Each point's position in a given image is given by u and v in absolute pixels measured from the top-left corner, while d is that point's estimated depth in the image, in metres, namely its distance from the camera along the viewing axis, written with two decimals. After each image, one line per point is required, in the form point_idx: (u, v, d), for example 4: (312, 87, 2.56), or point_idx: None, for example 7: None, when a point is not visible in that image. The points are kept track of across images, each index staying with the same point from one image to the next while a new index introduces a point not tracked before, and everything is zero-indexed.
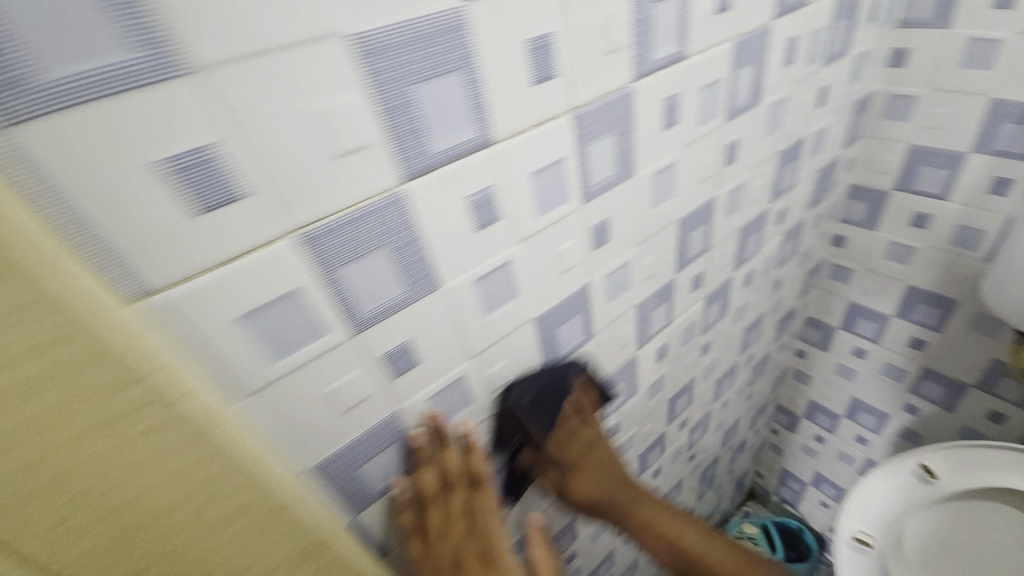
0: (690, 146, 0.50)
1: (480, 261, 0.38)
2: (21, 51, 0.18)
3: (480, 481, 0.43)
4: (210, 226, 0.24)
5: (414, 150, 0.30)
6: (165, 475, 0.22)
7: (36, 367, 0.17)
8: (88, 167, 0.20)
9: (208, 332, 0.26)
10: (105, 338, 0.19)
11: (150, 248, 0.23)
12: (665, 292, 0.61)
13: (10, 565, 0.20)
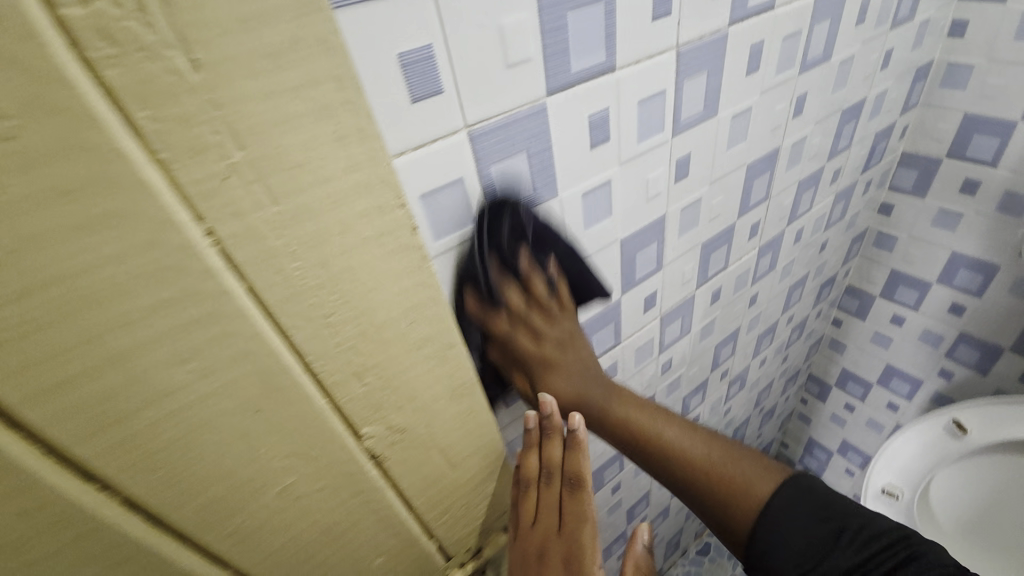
0: (766, 93, 0.55)
1: (588, 176, 0.44)
2: None
3: (577, 480, 0.45)
4: (421, 110, 0.31)
5: (559, 68, 0.36)
6: (389, 294, 0.28)
7: (346, 182, 0.24)
8: (368, 48, 0.28)
9: (416, 196, 0.34)
10: (382, 167, 0.25)
11: (396, 117, 0.30)
12: (725, 235, 0.67)
13: (290, 343, 0.26)
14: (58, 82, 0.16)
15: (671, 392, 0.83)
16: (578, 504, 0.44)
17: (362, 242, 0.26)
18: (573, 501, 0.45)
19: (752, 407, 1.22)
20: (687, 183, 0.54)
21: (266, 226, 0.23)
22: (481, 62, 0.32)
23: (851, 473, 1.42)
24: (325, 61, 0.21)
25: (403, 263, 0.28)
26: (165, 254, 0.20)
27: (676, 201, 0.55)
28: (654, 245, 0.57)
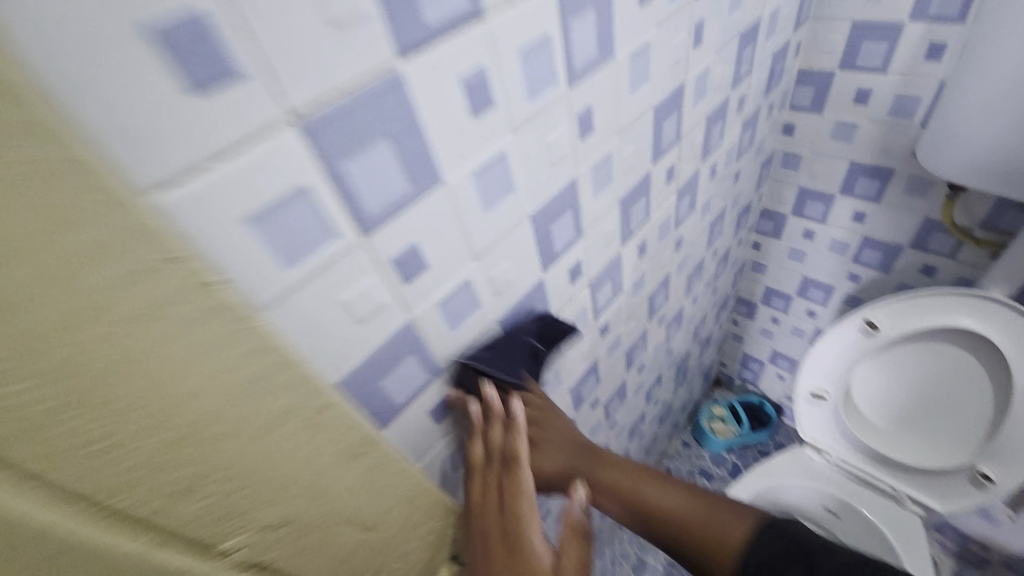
0: (662, 24, 0.49)
1: (477, 151, 0.37)
2: None
3: (513, 453, 0.46)
4: (203, 107, 0.22)
5: (407, 21, 0.28)
6: (201, 375, 0.22)
7: (57, 252, 0.17)
8: (73, 32, 0.18)
9: (215, 236, 0.25)
10: (126, 221, 0.18)
11: (151, 136, 0.21)
12: (643, 185, 0.62)
13: (53, 491, 0.19)
14: None
15: (612, 351, 0.81)
16: (516, 478, 0.46)
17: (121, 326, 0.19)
18: (511, 478, 0.46)
19: (690, 341, 1.26)
20: (594, 138, 0.49)
21: None
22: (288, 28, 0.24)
23: (783, 378, 1.54)
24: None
25: (207, 332, 0.22)
26: None
27: (585, 161, 0.49)
28: (570, 213, 0.51)
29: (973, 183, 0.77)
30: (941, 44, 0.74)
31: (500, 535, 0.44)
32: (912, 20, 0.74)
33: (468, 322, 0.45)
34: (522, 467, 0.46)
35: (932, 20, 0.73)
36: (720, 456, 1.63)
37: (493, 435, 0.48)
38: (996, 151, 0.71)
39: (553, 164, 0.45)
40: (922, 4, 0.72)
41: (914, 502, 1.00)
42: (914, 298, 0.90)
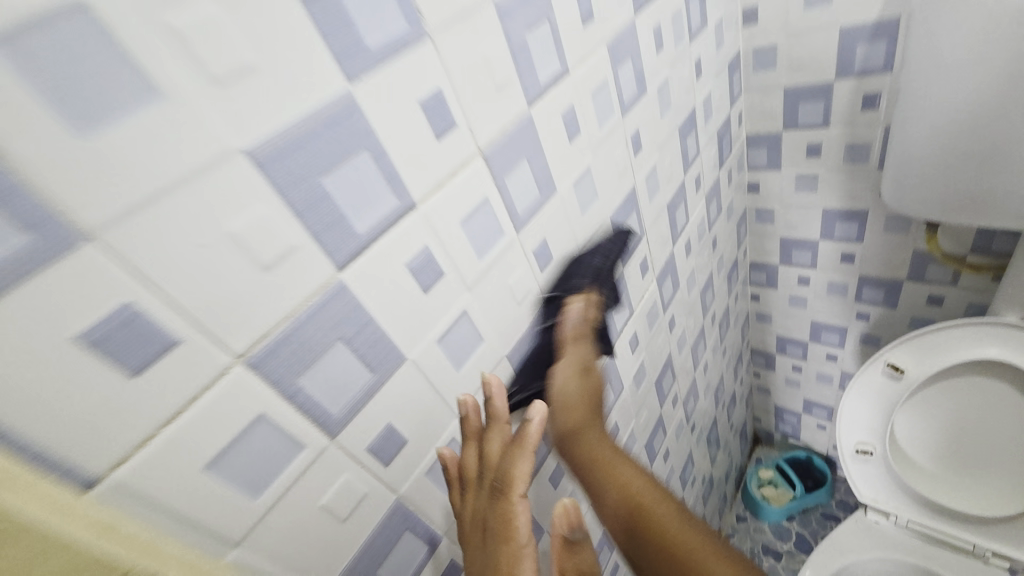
0: (599, 148, 0.52)
1: (436, 322, 0.37)
2: (63, 242, 0.20)
3: (506, 519, 0.36)
4: (162, 456, 0.25)
5: (339, 238, 0.30)
6: None
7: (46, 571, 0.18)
8: (146, 385, 0.23)
9: (173, 493, 0.25)
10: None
11: (86, 434, 0.22)
12: (618, 286, 0.62)
13: None
14: None
15: (629, 449, 0.77)
16: (502, 514, 0.37)
17: None
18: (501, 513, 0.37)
19: (714, 407, 1.20)
20: (555, 266, 0.50)
21: None
22: (215, 268, 0.25)
23: (824, 426, 1.45)
24: None
25: None
26: None
27: (553, 285, 0.50)
28: (550, 337, 0.51)
29: (920, 209, 0.78)
30: (875, 94, 0.76)
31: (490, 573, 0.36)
32: (840, 78, 0.77)
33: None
34: (513, 506, 0.37)
35: (858, 76, 0.76)
36: (781, 524, 1.49)
37: (483, 452, 0.39)
38: (961, 179, 0.70)
39: (515, 304, 0.45)
40: (846, 64, 0.75)
41: (997, 555, 0.90)
42: (929, 335, 0.87)
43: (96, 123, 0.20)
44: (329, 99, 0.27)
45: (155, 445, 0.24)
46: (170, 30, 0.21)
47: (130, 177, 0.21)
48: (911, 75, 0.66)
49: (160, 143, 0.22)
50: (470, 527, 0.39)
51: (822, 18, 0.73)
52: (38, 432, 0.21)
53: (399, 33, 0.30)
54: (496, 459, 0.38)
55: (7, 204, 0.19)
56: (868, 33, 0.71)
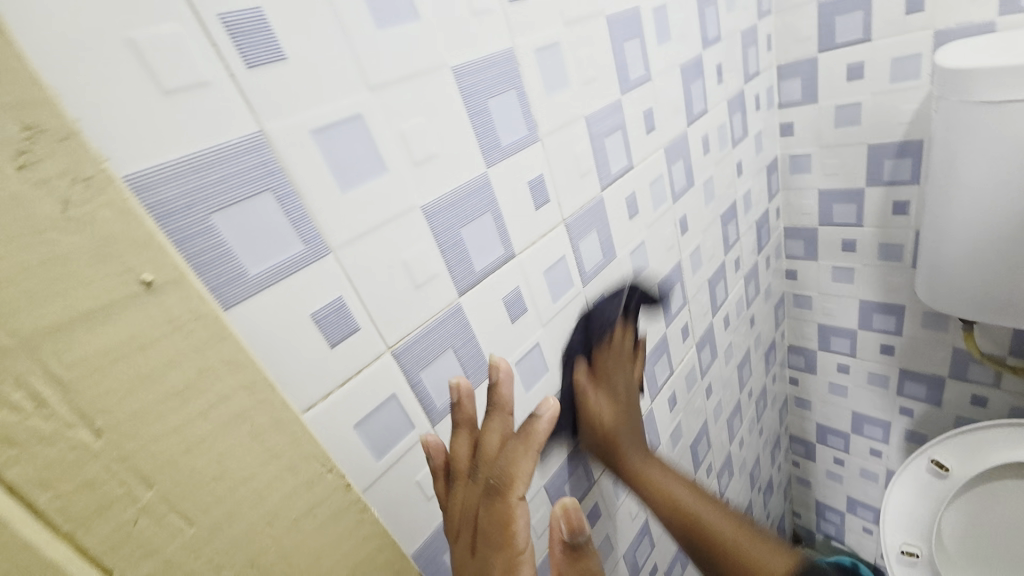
0: (652, 226, 0.63)
1: (516, 347, 0.47)
2: (320, 250, 0.32)
3: (501, 521, 0.32)
4: (335, 409, 0.34)
5: (463, 272, 0.41)
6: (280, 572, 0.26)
7: (288, 457, 0.26)
8: (337, 354, 0.34)
9: (334, 440, 0.35)
10: (256, 454, 0.25)
11: (299, 379, 0.32)
12: (661, 345, 0.70)
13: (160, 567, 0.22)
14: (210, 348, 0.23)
15: (662, 510, 0.80)
16: (499, 515, 0.32)
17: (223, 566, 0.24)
18: (495, 515, 0.33)
19: (749, 490, 1.18)
20: None
21: (188, 554, 0.23)
22: (390, 282, 0.36)
23: (871, 532, 1.37)
24: (244, 424, 0.24)
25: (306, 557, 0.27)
26: None
27: None
28: None
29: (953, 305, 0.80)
30: (905, 201, 0.85)
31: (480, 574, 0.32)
32: (871, 185, 0.87)
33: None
34: (511, 509, 0.32)
35: (888, 184, 0.85)
36: None
37: (479, 442, 0.35)
38: (995, 282, 0.73)
39: None
40: (875, 174, 0.85)
41: None
42: (973, 434, 0.89)
43: (353, 183, 0.32)
44: (473, 176, 0.40)
45: (332, 401, 0.34)
46: (398, 132, 0.34)
47: (361, 215, 0.33)
48: (937, 184, 0.72)
49: (379, 197, 0.34)
50: (457, 523, 0.34)
51: (852, 135, 0.84)
52: (278, 373, 0.31)
53: (521, 136, 0.43)
54: (493, 453, 0.34)
55: (301, 224, 0.30)
56: (894, 150, 0.81)
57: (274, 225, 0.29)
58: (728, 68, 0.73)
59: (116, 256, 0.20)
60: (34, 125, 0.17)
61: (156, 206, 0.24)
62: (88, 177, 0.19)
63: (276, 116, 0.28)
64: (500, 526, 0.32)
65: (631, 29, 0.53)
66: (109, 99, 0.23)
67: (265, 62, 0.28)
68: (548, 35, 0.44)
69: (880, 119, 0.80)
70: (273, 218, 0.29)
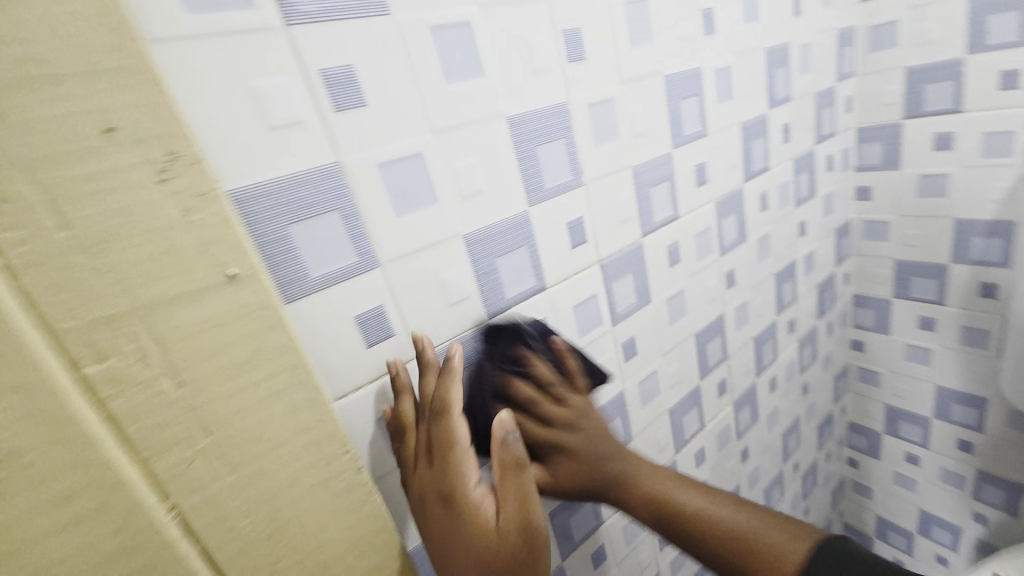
0: (694, 276, 0.63)
1: None
2: (370, 263, 0.37)
3: (442, 438, 0.35)
4: (364, 400, 0.39)
5: (494, 297, 0.45)
6: (293, 530, 0.31)
7: (313, 433, 0.31)
8: (372, 353, 0.39)
9: (359, 428, 0.39)
10: (288, 426, 0.30)
11: (337, 371, 0.37)
12: (692, 396, 0.69)
13: (199, 501, 0.27)
14: (264, 332, 0.28)
15: (677, 569, 0.76)
16: (441, 432, 0.35)
17: (247, 512, 0.29)
18: (437, 435, 0.35)
19: None
20: (637, 360, 0.60)
21: (224, 493, 0.28)
22: (426, 298, 0.40)
23: None
24: (281, 398, 0.29)
25: (312, 524, 0.32)
26: (135, 531, 0.25)
27: (631, 376, 0.60)
28: (620, 420, 0.60)
29: None
30: (994, 284, 0.77)
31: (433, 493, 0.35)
32: (955, 262, 0.80)
33: None
34: (451, 422, 0.35)
35: (976, 263, 0.78)
36: None
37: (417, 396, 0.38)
38: None
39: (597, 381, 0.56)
40: (961, 250, 0.78)
41: None
42: None
43: (407, 210, 0.38)
44: (514, 213, 0.44)
45: (361, 393, 0.39)
46: (451, 170, 0.40)
47: (409, 237, 0.38)
48: None
49: (427, 224, 0.39)
50: (409, 466, 0.37)
51: (936, 207, 0.78)
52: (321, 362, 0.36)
53: (565, 181, 0.47)
54: (429, 393, 0.37)
55: (357, 240, 0.36)
56: (985, 227, 0.75)
57: (337, 238, 0.35)
58: (796, 128, 0.73)
59: (217, 252, 0.26)
60: (175, 153, 0.24)
61: (249, 214, 0.31)
62: (204, 192, 0.25)
63: (350, 151, 0.34)
64: (439, 437, 0.35)
65: (690, 88, 0.56)
66: (228, 131, 0.30)
67: (350, 108, 0.34)
68: (603, 92, 0.48)
69: (970, 192, 0.74)
70: (337, 233, 0.35)
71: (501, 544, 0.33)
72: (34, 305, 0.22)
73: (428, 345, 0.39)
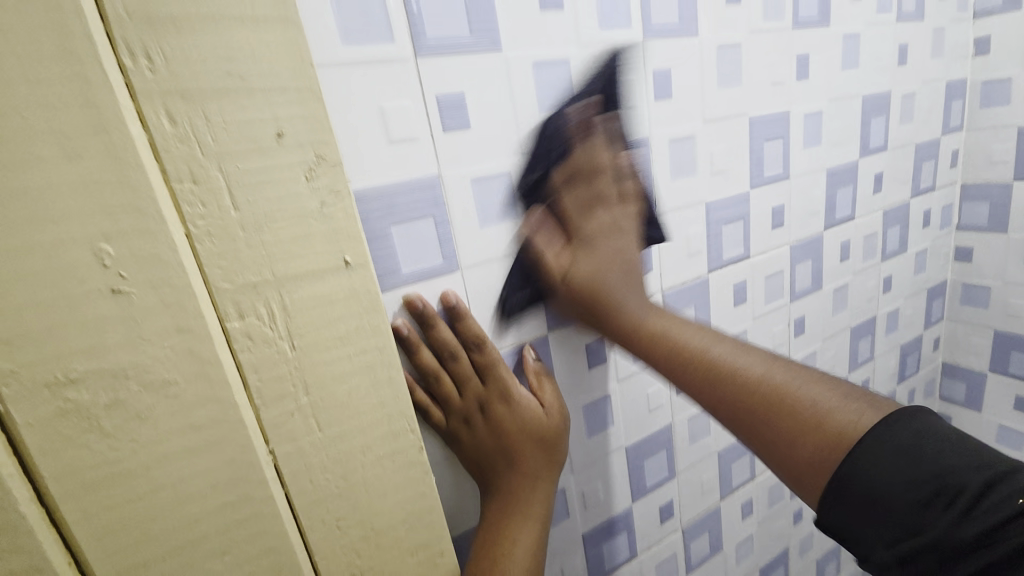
0: (760, 318, 0.62)
1: (589, 390, 0.51)
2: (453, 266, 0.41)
3: (486, 368, 0.42)
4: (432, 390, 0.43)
5: (558, 311, 0.47)
6: (360, 492, 0.35)
7: (389, 408, 0.35)
8: None
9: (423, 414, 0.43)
10: (371, 399, 0.34)
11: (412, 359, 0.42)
12: (744, 442, 0.67)
13: (292, 450, 0.32)
14: (364, 314, 0.33)
15: None
16: (486, 363, 0.42)
17: (326, 469, 0.33)
18: (480, 368, 0.42)
19: None
20: (690, 395, 0.60)
21: (312, 448, 0.33)
22: (495, 304, 0.44)
23: None
24: (368, 373, 0.34)
25: (376, 490, 0.35)
26: (240, 466, 0.30)
27: (683, 410, 0.60)
28: (665, 452, 0.60)
29: None
30: None
31: (492, 413, 0.43)
32: None
33: (561, 530, 0.53)
34: (488, 354, 0.42)
35: None
36: None
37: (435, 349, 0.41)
38: None
39: (647, 408, 0.56)
40: None
41: None
42: None
43: (490, 223, 0.42)
44: None
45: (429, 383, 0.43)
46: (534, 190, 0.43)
47: (488, 246, 0.42)
48: None
49: (506, 237, 0.43)
50: (452, 406, 0.42)
51: None
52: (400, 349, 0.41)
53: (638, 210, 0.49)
54: (449, 341, 0.41)
55: (445, 245, 0.40)
56: None
57: (428, 241, 0.40)
58: (889, 179, 0.70)
59: (339, 242, 0.31)
60: (321, 157, 0.29)
61: (363, 213, 0.36)
62: (338, 189, 0.30)
63: (451, 166, 0.39)
64: (485, 368, 0.42)
65: (775, 131, 0.56)
66: (357, 142, 0.35)
67: (455, 129, 0.38)
68: (686, 128, 0.49)
69: None
70: (429, 236, 0.40)
71: (553, 421, 0.44)
72: (204, 266, 0.28)
73: (424, 300, 0.40)
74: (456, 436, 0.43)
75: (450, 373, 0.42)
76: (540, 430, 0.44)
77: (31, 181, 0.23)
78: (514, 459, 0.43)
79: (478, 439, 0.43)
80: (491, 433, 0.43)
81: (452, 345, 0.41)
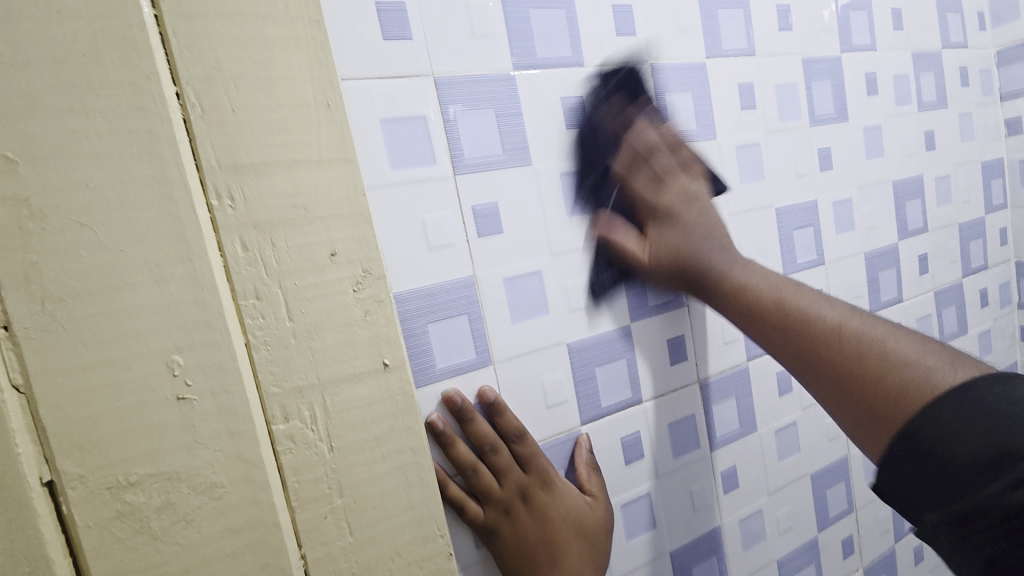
0: (808, 407, 0.59)
1: (626, 488, 0.49)
2: (485, 361, 0.42)
3: (527, 460, 0.42)
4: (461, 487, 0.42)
5: (590, 404, 0.47)
6: None
7: (419, 511, 0.35)
8: None
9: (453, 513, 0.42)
10: (401, 502, 0.34)
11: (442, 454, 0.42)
12: (807, 550, 0.60)
13: (321, 556, 0.32)
14: (398, 415, 0.34)
15: None
16: (528, 454, 0.42)
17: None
18: (521, 459, 0.42)
19: None
20: (739, 493, 0.55)
21: (341, 553, 0.32)
22: (527, 398, 0.44)
23: None
24: (400, 475, 0.34)
25: None
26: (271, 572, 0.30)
27: (731, 511, 0.55)
28: (716, 559, 0.54)
29: None
30: None
31: (535, 506, 0.41)
32: None
33: None
34: (529, 444, 0.42)
35: None
36: None
37: (474, 442, 0.41)
38: None
39: (690, 509, 0.52)
40: None
41: None
42: None
43: (521, 318, 0.43)
44: (617, 327, 0.48)
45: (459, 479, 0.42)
46: (563, 287, 0.45)
47: (519, 340, 0.44)
48: None
49: (538, 331, 0.44)
50: (493, 500, 0.41)
51: None
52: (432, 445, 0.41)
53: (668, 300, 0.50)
54: (490, 433, 0.41)
55: (478, 340, 0.42)
56: None
57: (462, 338, 0.41)
58: (936, 258, 0.68)
59: (378, 347, 0.33)
60: (367, 271, 0.32)
61: (401, 314, 0.39)
62: (380, 298, 0.33)
63: (484, 268, 0.42)
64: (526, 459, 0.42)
65: (805, 218, 0.56)
66: (400, 250, 0.39)
67: (489, 234, 0.42)
68: None
69: None
70: (463, 333, 0.41)
71: (596, 512, 0.44)
72: (257, 373, 0.30)
73: (463, 396, 0.41)
74: (495, 534, 0.41)
75: (489, 466, 0.41)
76: (585, 522, 0.43)
77: (126, 304, 0.27)
78: (557, 553, 0.41)
79: (520, 533, 0.41)
80: (535, 527, 0.41)
81: (492, 438, 0.41)
